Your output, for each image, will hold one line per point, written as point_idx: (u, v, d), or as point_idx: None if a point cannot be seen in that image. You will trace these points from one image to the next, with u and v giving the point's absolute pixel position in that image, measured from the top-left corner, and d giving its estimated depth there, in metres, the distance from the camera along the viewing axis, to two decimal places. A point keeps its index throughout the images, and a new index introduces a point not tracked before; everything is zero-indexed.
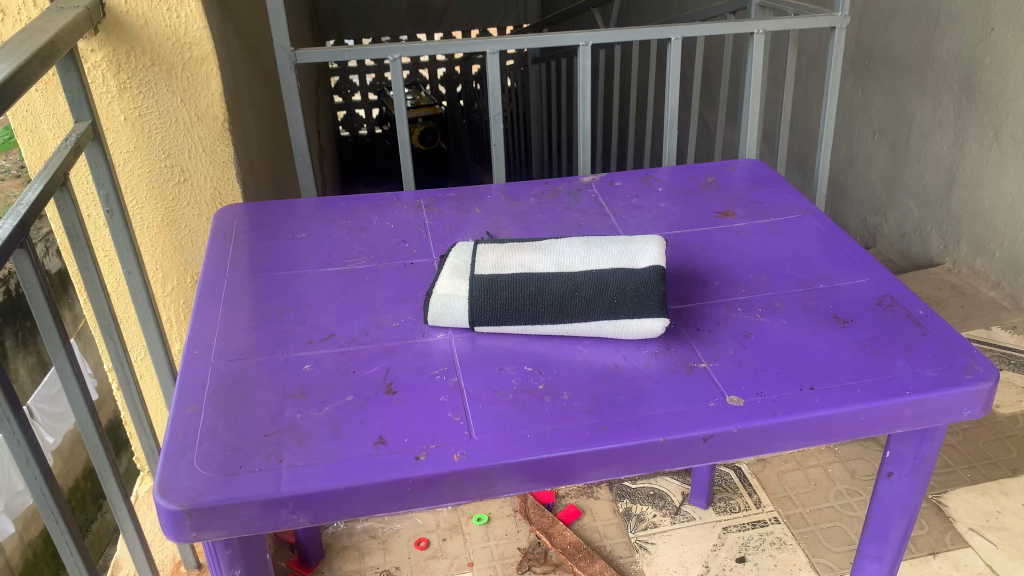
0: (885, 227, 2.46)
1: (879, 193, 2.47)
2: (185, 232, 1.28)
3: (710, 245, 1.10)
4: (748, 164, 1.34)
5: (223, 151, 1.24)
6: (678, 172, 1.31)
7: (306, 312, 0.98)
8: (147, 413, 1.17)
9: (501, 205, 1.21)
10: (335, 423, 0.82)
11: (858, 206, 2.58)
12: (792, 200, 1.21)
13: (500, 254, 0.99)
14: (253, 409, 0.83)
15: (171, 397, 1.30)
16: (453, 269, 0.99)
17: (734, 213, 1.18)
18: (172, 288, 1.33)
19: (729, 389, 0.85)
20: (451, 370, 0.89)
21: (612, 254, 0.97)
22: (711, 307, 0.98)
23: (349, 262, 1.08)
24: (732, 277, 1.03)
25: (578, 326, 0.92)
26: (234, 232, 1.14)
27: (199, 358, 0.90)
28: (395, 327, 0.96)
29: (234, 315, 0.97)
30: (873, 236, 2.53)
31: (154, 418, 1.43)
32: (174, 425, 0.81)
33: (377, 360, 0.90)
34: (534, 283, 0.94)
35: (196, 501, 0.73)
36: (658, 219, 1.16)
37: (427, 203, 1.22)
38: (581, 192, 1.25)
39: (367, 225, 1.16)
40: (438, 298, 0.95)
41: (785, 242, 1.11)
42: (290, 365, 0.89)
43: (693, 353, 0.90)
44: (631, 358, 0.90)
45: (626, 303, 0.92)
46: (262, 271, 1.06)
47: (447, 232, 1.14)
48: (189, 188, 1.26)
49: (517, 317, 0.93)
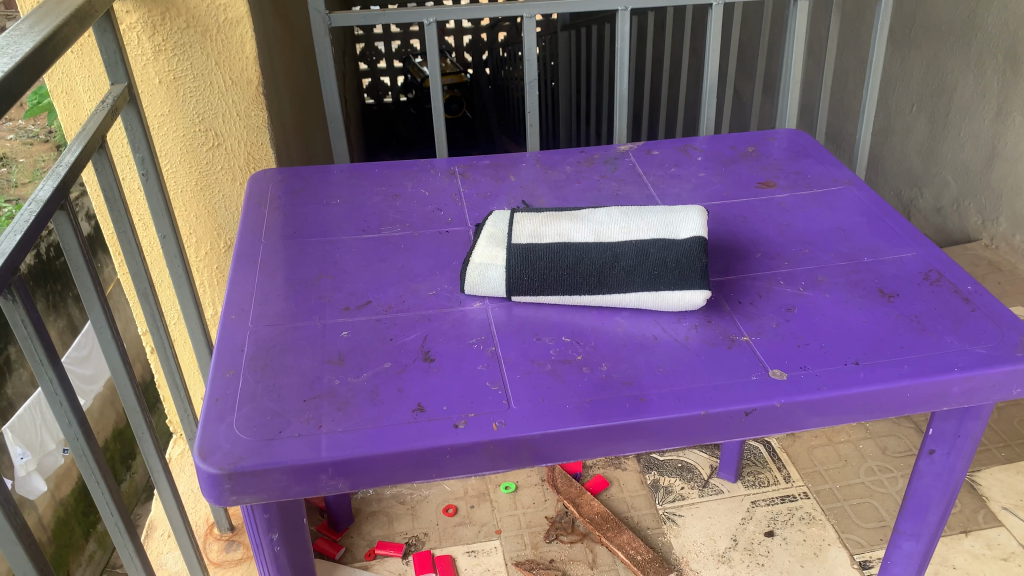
0: (920, 200, 2.41)
1: (915, 166, 2.41)
2: (219, 197, 1.28)
3: (750, 216, 1.08)
4: (790, 133, 1.30)
5: (257, 116, 1.23)
6: (718, 141, 1.28)
7: (342, 278, 0.98)
8: (182, 377, 1.17)
9: (536, 173, 1.20)
10: (374, 389, 0.82)
11: (894, 179, 2.52)
12: (835, 171, 1.18)
13: (538, 222, 0.98)
14: (291, 374, 0.83)
15: (204, 361, 1.31)
16: (490, 238, 0.97)
17: (776, 184, 1.16)
18: (206, 253, 1.33)
19: (771, 363, 0.84)
20: (489, 339, 0.88)
21: (652, 224, 0.95)
22: (752, 279, 0.96)
23: (384, 229, 1.07)
24: (774, 250, 1.01)
25: (617, 297, 0.91)
26: (269, 197, 1.13)
27: (237, 322, 0.90)
28: (431, 296, 0.95)
29: (270, 280, 0.97)
30: (908, 210, 2.48)
31: (187, 382, 1.45)
32: (213, 388, 0.81)
33: (414, 327, 0.90)
34: (573, 253, 0.93)
35: (235, 464, 0.73)
36: (696, 190, 1.14)
37: (462, 170, 1.21)
38: (618, 160, 1.23)
39: (401, 192, 1.15)
40: (475, 266, 0.94)
41: (827, 214, 1.08)
42: (328, 332, 0.89)
43: (735, 326, 0.89)
44: (671, 330, 0.89)
45: (667, 275, 0.90)
46: (298, 236, 1.05)
47: (482, 200, 1.12)
48: (223, 153, 1.25)
49: (555, 287, 0.92)
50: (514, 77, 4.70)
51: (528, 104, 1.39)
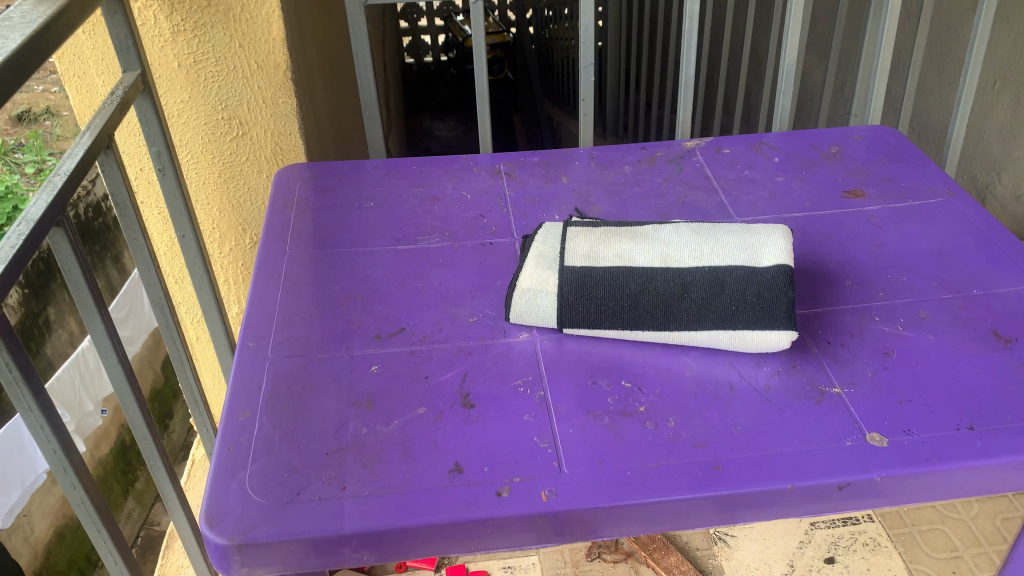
0: (998, 186, 2.09)
1: (994, 149, 2.09)
2: (244, 190, 1.18)
3: (837, 234, 0.95)
4: (877, 130, 1.16)
5: (284, 103, 1.12)
6: (795, 139, 1.14)
7: (373, 298, 0.87)
8: (201, 390, 1.08)
9: (591, 174, 1.07)
10: (405, 441, 0.71)
11: (968, 164, 2.20)
12: (932, 179, 1.04)
13: (594, 240, 0.86)
14: (313, 418, 0.73)
15: (228, 366, 1.22)
16: (539, 257, 0.86)
17: (864, 194, 1.02)
18: (230, 249, 1.23)
19: (868, 424, 0.72)
20: (538, 381, 0.77)
21: (729, 247, 0.83)
22: (841, 314, 0.83)
23: (421, 239, 0.96)
24: (865, 277, 0.88)
25: (686, 334, 0.79)
26: (295, 198, 1.03)
27: (256, 351, 0.80)
28: (472, 323, 0.84)
29: (294, 299, 0.87)
30: (982, 196, 2.15)
31: (212, 382, 1.36)
32: (224, 435, 0.72)
33: (452, 363, 0.79)
34: (636, 281, 0.81)
35: (246, 535, 0.64)
36: (774, 199, 1.01)
37: (508, 169, 1.08)
38: (683, 160, 1.10)
39: (440, 194, 1.04)
40: (522, 292, 0.83)
41: (926, 233, 0.94)
42: (355, 366, 0.79)
43: (824, 374, 0.77)
44: (748, 376, 0.77)
45: (745, 311, 0.78)
46: (325, 245, 0.95)
47: (532, 207, 1.01)
48: (248, 143, 1.15)
49: (615, 319, 0.80)
50: (558, 38, 4.51)
51: (583, 90, 1.25)
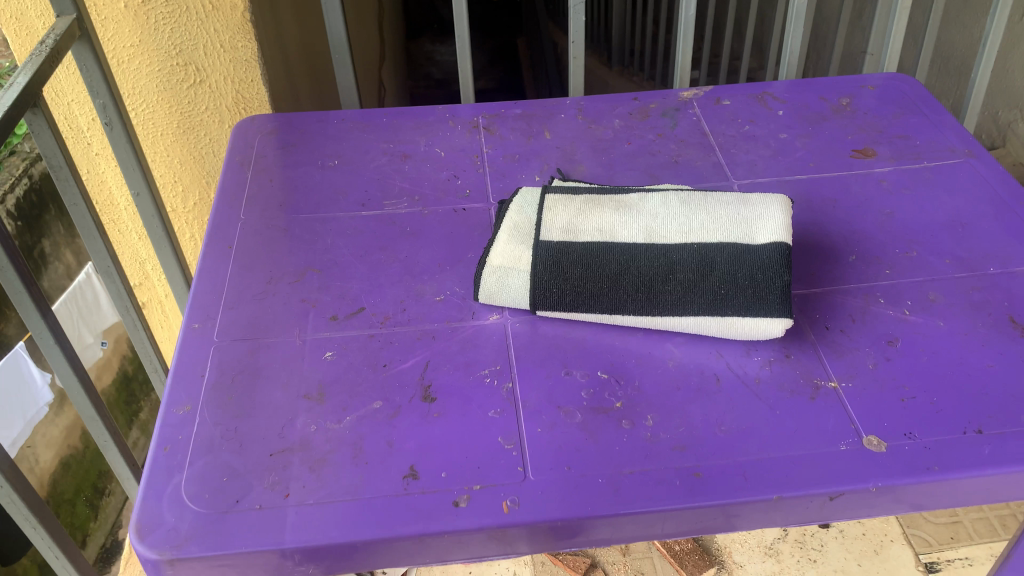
0: (1021, 125, 1.96)
1: (1020, 85, 1.95)
2: (205, 141, 1.10)
3: (843, 200, 0.87)
4: (892, 78, 1.06)
5: (243, 47, 1.02)
6: (803, 88, 1.04)
7: (332, 273, 0.80)
8: (161, 357, 1.02)
9: (577, 129, 0.98)
10: (358, 442, 0.65)
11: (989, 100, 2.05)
12: (951, 136, 0.95)
13: (573, 212, 0.78)
14: (259, 414, 0.67)
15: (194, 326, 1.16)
16: (513, 230, 0.78)
17: (875, 153, 0.93)
18: (195, 203, 1.16)
19: (865, 425, 0.65)
20: (506, 371, 0.70)
21: (721, 221, 0.75)
22: (842, 295, 0.76)
23: (388, 204, 0.88)
24: (871, 251, 0.80)
25: (670, 321, 0.72)
26: (253, 156, 0.95)
27: (202, 334, 0.74)
28: (438, 303, 0.77)
29: (246, 274, 0.80)
30: (1003, 135, 2.02)
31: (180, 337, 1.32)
32: (162, 432, 0.66)
33: (414, 350, 0.72)
34: (617, 260, 0.73)
35: (178, 550, 0.58)
36: (775, 160, 0.92)
37: (486, 123, 1.00)
38: (678, 113, 1.00)
39: (412, 151, 0.95)
40: (493, 270, 0.76)
41: (941, 201, 0.86)
42: (307, 353, 0.72)
43: (820, 366, 0.70)
44: (737, 366, 0.71)
45: (735, 295, 0.71)
46: (283, 211, 0.87)
47: (511, 167, 0.92)
48: (206, 91, 1.05)
49: (593, 303, 0.73)
50: None
51: (573, 30, 1.15)
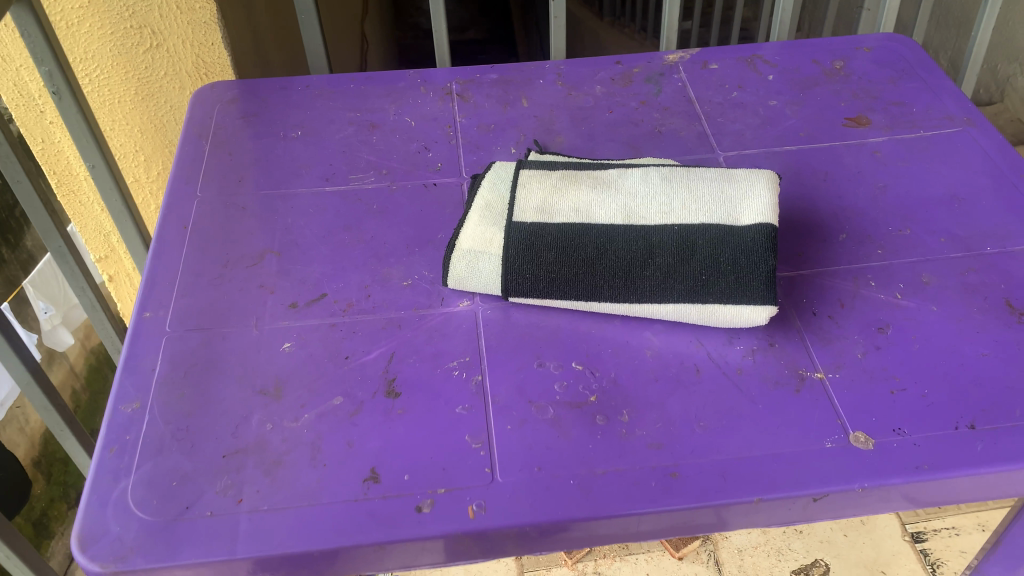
0: (1020, 79, 1.89)
1: (1021, 38, 1.88)
2: (165, 108, 1.04)
3: (834, 173, 0.82)
4: (888, 40, 1.00)
5: (201, 8, 0.95)
6: (794, 50, 0.99)
7: (292, 256, 0.76)
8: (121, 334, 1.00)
9: (556, 96, 0.93)
10: (316, 441, 0.61)
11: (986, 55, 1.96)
12: (948, 103, 0.90)
13: (548, 190, 0.74)
14: (212, 411, 0.64)
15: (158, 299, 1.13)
16: (484, 210, 0.74)
17: (869, 121, 0.88)
18: (158, 173, 1.11)
19: (852, 420, 0.62)
20: (475, 363, 0.67)
21: (703, 201, 0.71)
22: (831, 277, 0.72)
23: (354, 178, 0.83)
24: (863, 229, 0.76)
25: (647, 308, 0.68)
26: (212, 127, 0.89)
27: (154, 324, 0.70)
28: (405, 288, 0.73)
29: (202, 257, 0.75)
30: (1002, 90, 1.96)
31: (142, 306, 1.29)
32: (108, 432, 0.62)
33: (377, 340, 0.69)
34: (592, 243, 0.69)
35: (123, 563, 0.55)
36: (764, 130, 0.88)
37: (460, 89, 0.94)
38: (663, 78, 0.95)
39: (380, 120, 0.90)
40: (462, 254, 0.71)
41: (937, 173, 0.81)
42: (264, 344, 0.68)
43: (806, 355, 0.67)
44: (718, 356, 0.67)
45: (718, 282, 0.67)
46: (243, 187, 0.82)
47: (485, 139, 0.87)
48: (164, 55, 0.99)
49: (568, 289, 0.69)
50: None
51: None
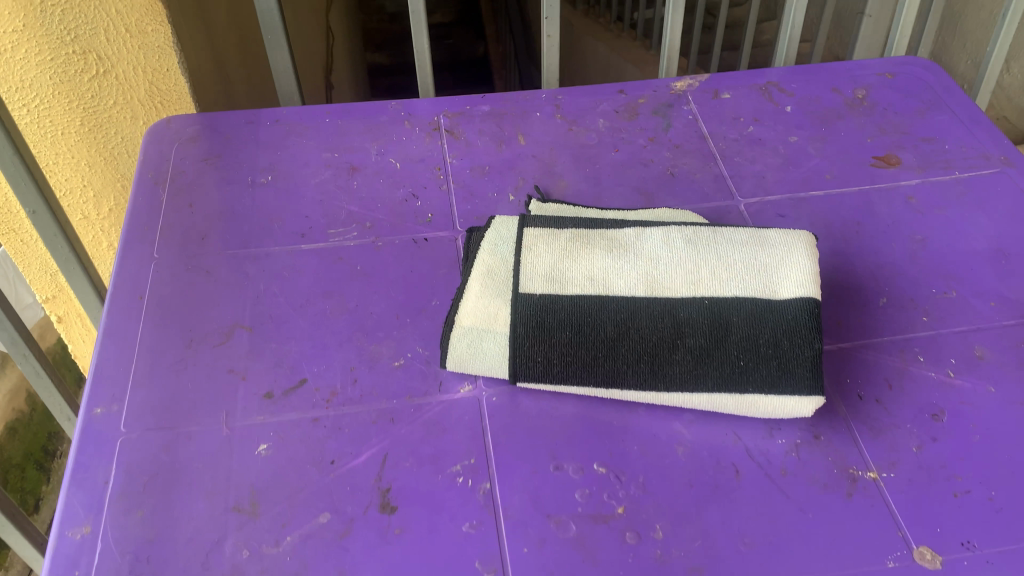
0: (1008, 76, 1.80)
1: None
2: (115, 140, 0.93)
3: (867, 224, 0.75)
4: (911, 64, 0.93)
5: (153, 32, 0.85)
6: (813, 76, 0.91)
7: (267, 331, 0.66)
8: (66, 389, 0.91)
9: (555, 131, 0.84)
10: (300, 572, 0.52)
11: (974, 46, 1.86)
12: (983, 138, 0.82)
13: (558, 253, 0.65)
14: (177, 535, 0.54)
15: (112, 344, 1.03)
16: (486, 277, 0.65)
17: (899, 161, 0.81)
18: (109, 210, 1.00)
19: (914, 531, 0.55)
20: (481, 466, 0.58)
21: (736, 269, 0.62)
22: (875, 352, 0.65)
23: (333, 234, 0.74)
24: (904, 292, 0.69)
25: (676, 397, 0.60)
26: (170, 172, 0.79)
27: (107, 423, 0.60)
28: (397, 370, 0.64)
29: (161, 334, 0.65)
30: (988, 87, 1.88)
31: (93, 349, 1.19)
32: (53, 567, 0.52)
33: (367, 439, 0.60)
34: (613, 321, 0.61)
35: None
36: (787, 171, 0.80)
37: (449, 123, 0.85)
38: (672, 110, 0.86)
39: (361, 162, 0.80)
40: (463, 332, 0.63)
41: (978, 223, 0.74)
42: (237, 446, 0.59)
43: (855, 450, 0.59)
44: (757, 453, 0.59)
45: (758, 369, 0.59)
46: (206, 246, 0.72)
47: (479, 183, 0.78)
48: (112, 83, 0.87)
49: (586, 375, 0.60)
50: None
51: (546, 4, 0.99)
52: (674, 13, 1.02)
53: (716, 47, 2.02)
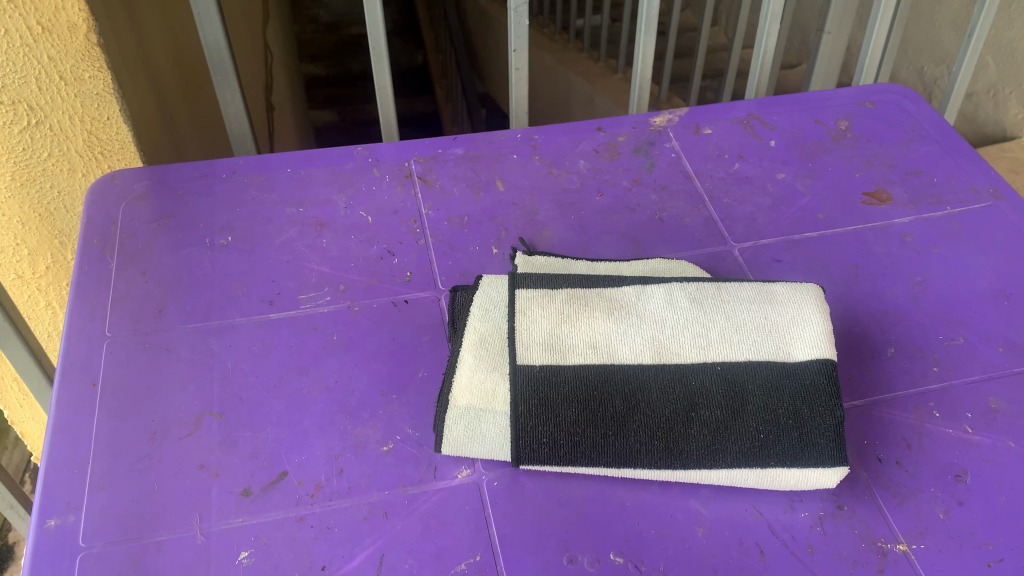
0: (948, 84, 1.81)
1: (943, 39, 1.79)
2: (51, 194, 0.85)
3: (865, 267, 0.72)
4: (888, 93, 0.91)
5: (90, 78, 0.77)
6: (792, 108, 0.89)
7: (239, 416, 0.60)
8: None
9: (534, 175, 0.80)
10: None
11: (914, 52, 1.88)
12: (969, 170, 0.81)
13: (556, 318, 0.60)
14: None
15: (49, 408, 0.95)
16: (479, 347, 0.60)
17: (889, 197, 0.78)
18: (46, 268, 0.92)
19: None
20: (489, 563, 0.53)
21: (746, 330, 0.59)
22: (890, 409, 0.62)
23: (304, 299, 0.68)
24: (912, 341, 0.66)
25: (693, 474, 0.56)
26: (118, 236, 0.72)
27: (64, 537, 0.53)
28: (386, 456, 0.58)
29: (121, 428, 0.59)
30: (929, 94, 1.88)
31: (26, 408, 1.10)
32: None
33: (359, 538, 0.54)
34: (621, 394, 0.56)
35: None
36: (778, 212, 0.77)
37: (421, 170, 0.80)
38: (653, 148, 0.83)
39: (329, 217, 0.75)
40: (459, 413, 0.58)
41: (976, 262, 0.72)
42: (214, 556, 0.52)
43: (882, 521, 0.56)
44: (781, 529, 0.56)
45: (779, 441, 0.55)
46: (164, 321, 0.66)
47: (459, 236, 0.73)
48: (47, 134, 0.80)
49: (595, 454, 0.56)
50: None
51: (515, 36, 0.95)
52: (645, 43, 1.00)
53: (666, 59, 1.99)
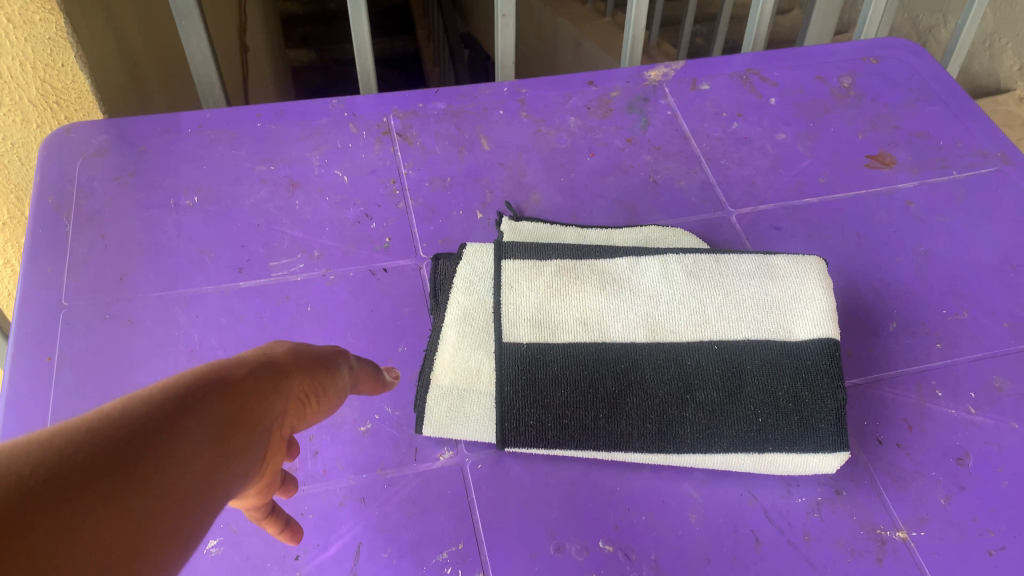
0: (944, 32, 1.76)
1: None
2: (4, 146, 0.79)
3: (867, 236, 0.69)
4: (893, 48, 0.87)
5: (42, 21, 0.70)
6: (793, 63, 0.84)
7: None
8: None
9: (522, 133, 0.75)
10: None
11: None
12: (976, 132, 0.77)
13: (544, 291, 0.56)
14: None
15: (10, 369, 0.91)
16: (462, 323, 0.56)
17: (893, 160, 0.75)
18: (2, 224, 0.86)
19: None
20: (472, 551, 0.50)
21: (745, 307, 0.55)
22: (890, 389, 0.59)
23: (276, 266, 0.64)
24: (914, 315, 0.64)
25: (687, 458, 0.53)
26: (75, 195, 0.68)
27: None
28: (364, 437, 0.55)
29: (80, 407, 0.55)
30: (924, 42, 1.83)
31: None
32: None
33: (335, 525, 0.51)
34: (613, 374, 0.53)
35: None
36: (777, 175, 0.73)
37: (401, 126, 0.75)
38: (647, 105, 0.79)
39: (302, 176, 0.70)
40: (442, 393, 0.54)
41: (981, 231, 0.69)
42: None
43: (880, 507, 0.54)
44: (777, 515, 0.53)
45: (779, 426, 0.52)
46: (126, 289, 0.61)
47: (441, 199, 0.69)
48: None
49: (585, 438, 0.53)
50: None
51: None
52: None
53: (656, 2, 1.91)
